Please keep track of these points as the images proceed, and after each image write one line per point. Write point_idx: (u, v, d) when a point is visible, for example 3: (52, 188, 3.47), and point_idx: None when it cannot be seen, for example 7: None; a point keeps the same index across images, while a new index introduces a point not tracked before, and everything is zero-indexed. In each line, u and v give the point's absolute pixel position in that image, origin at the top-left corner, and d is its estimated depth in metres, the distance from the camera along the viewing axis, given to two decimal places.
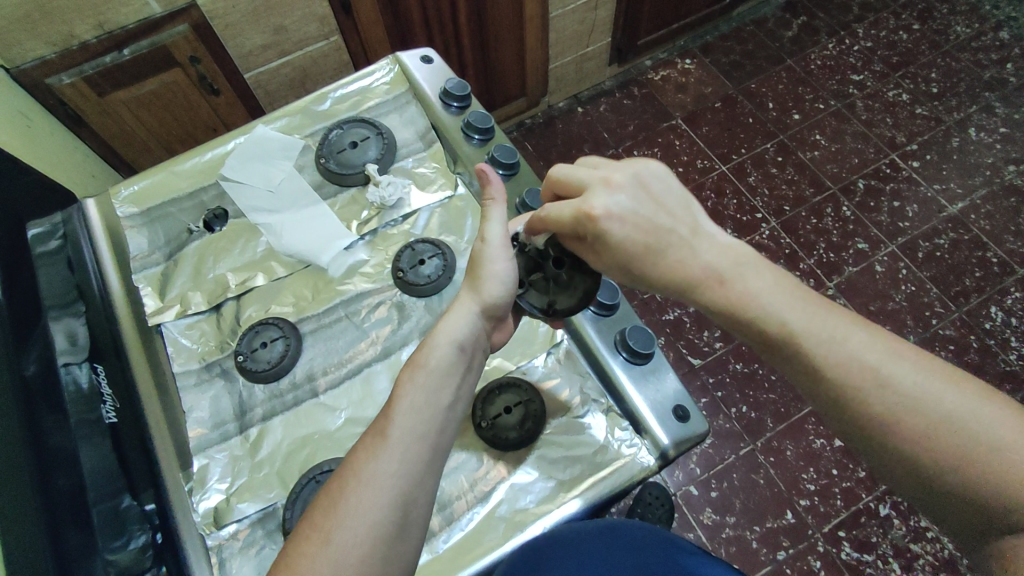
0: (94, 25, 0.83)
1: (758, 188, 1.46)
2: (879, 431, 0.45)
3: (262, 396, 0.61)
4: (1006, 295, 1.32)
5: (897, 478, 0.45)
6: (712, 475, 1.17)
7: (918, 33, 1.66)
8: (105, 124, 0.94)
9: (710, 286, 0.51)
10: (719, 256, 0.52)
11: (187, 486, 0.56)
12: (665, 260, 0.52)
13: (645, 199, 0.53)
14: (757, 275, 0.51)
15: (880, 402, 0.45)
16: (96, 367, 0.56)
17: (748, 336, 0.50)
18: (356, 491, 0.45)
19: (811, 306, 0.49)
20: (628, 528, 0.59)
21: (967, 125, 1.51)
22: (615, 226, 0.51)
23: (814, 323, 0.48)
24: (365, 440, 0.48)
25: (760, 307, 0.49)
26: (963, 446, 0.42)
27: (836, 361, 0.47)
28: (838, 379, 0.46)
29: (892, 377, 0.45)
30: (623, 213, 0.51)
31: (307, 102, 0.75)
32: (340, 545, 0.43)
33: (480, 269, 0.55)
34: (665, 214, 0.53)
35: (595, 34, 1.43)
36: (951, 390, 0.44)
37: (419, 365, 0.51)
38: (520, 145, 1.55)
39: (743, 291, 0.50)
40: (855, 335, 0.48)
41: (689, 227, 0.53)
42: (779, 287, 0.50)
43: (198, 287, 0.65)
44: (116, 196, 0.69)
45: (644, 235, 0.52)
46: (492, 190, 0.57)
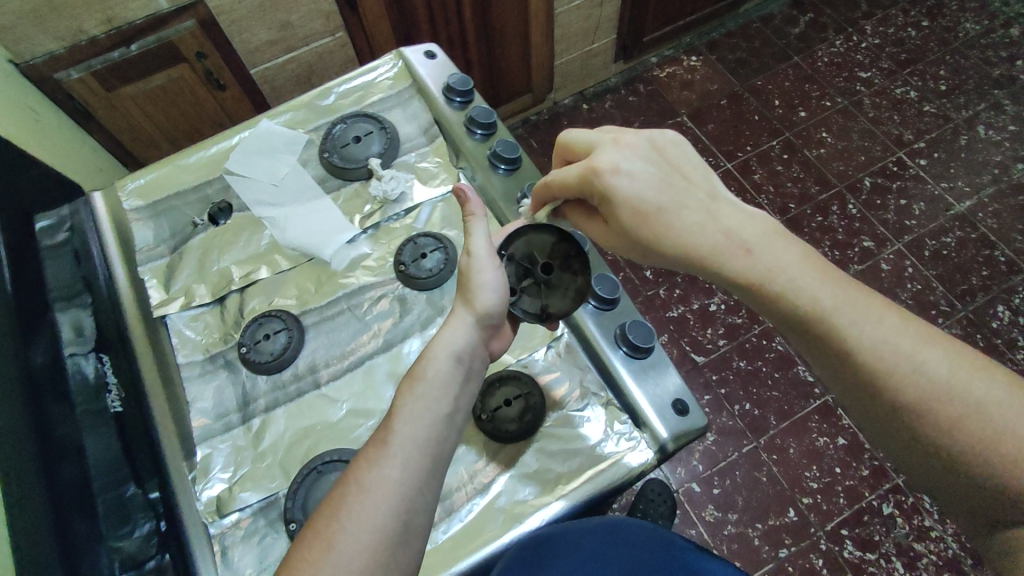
0: (102, 20, 0.84)
1: (763, 185, 1.45)
2: (904, 418, 0.45)
3: (265, 386, 0.61)
4: (1013, 294, 1.31)
5: (914, 463, 0.46)
6: (714, 472, 1.17)
7: (927, 30, 1.65)
8: (112, 118, 0.95)
9: (728, 253, 0.51)
10: (741, 225, 0.52)
11: (192, 474, 0.56)
12: (673, 220, 0.53)
13: (659, 161, 0.55)
14: (785, 250, 0.50)
15: (910, 388, 0.44)
16: (102, 358, 0.57)
17: (777, 312, 0.50)
18: (358, 499, 0.45)
19: (843, 286, 0.49)
20: (628, 526, 0.60)
21: (976, 123, 1.50)
22: (623, 181, 0.53)
23: (847, 302, 0.48)
24: (367, 448, 0.48)
25: (790, 281, 0.49)
26: (995, 433, 0.42)
27: (870, 342, 0.46)
28: (868, 360, 0.46)
29: (922, 363, 0.45)
30: (631, 168, 0.54)
31: (311, 97, 0.76)
32: (343, 552, 0.43)
33: (471, 281, 0.55)
34: (680, 179, 0.54)
35: (600, 31, 1.42)
36: (979, 377, 0.44)
37: (418, 376, 0.50)
38: (525, 141, 1.55)
39: (771, 263, 0.50)
40: (886, 317, 0.47)
41: (704, 194, 0.54)
42: (808, 263, 0.50)
43: (202, 280, 0.66)
44: (121, 188, 0.70)
45: (658, 192, 0.53)
46: (471, 205, 0.57)
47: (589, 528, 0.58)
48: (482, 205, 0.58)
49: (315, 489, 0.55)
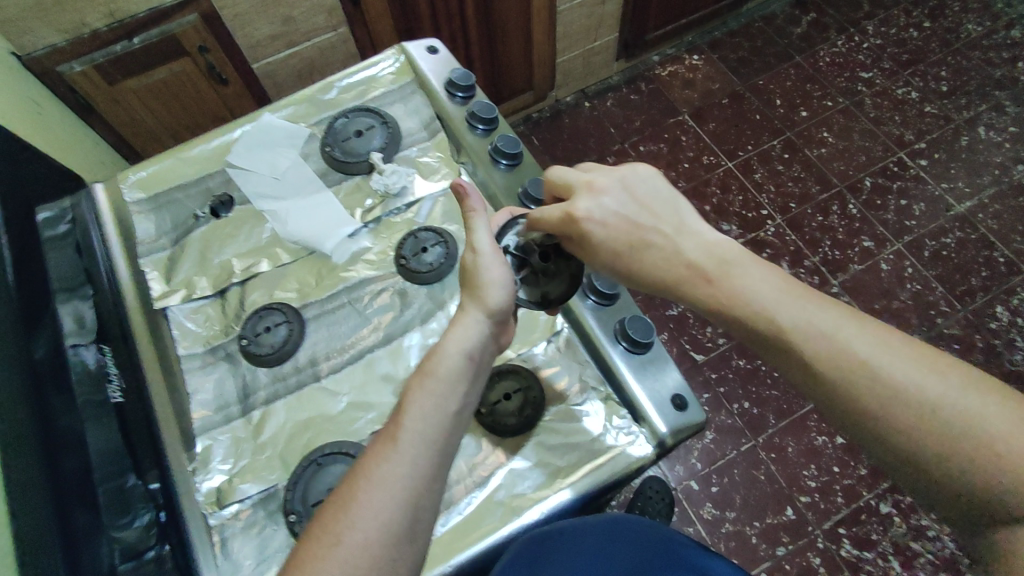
0: (105, 13, 0.84)
1: (764, 184, 1.45)
2: (871, 420, 0.44)
3: (265, 379, 0.61)
4: (1013, 295, 1.31)
5: (891, 469, 0.45)
6: (712, 470, 1.17)
7: (929, 30, 1.65)
8: (115, 112, 0.95)
9: (692, 282, 0.53)
10: (702, 254, 0.53)
11: (192, 466, 0.57)
12: (645, 257, 0.55)
13: (627, 201, 0.56)
14: (742, 271, 0.52)
15: (874, 391, 0.44)
16: (103, 349, 0.57)
17: (739, 331, 0.51)
18: (365, 494, 0.45)
19: (801, 299, 0.49)
20: (629, 523, 0.61)
21: (977, 124, 1.50)
22: (598, 225, 0.55)
23: (804, 317, 0.48)
24: (375, 443, 0.48)
25: (750, 305, 0.50)
26: (960, 436, 0.41)
27: (827, 350, 0.46)
28: (826, 369, 0.46)
29: (885, 366, 0.45)
30: (604, 213, 0.55)
31: (313, 91, 0.76)
32: (349, 547, 0.43)
33: (477, 278, 0.55)
34: (648, 217, 0.56)
35: (602, 29, 1.42)
36: (945, 380, 0.43)
37: (428, 372, 0.50)
38: (526, 139, 1.55)
39: (731, 288, 0.51)
40: (847, 327, 0.47)
41: (671, 229, 0.55)
42: (768, 281, 0.51)
43: (203, 272, 0.66)
44: (124, 180, 0.70)
45: (629, 234, 0.55)
46: (472, 202, 0.57)
47: (590, 526, 0.59)
48: (481, 201, 0.58)
49: (314, 481, 0.55)
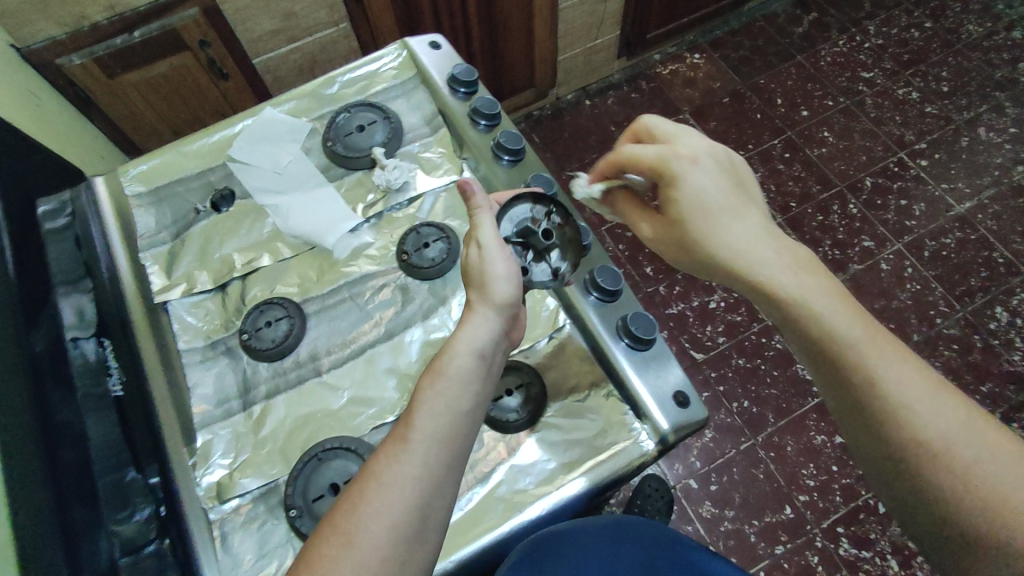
0: (105, 6, 0.84)
1: (764, 183, 1.45)
2: (913, 452, 0.46)
3: (266, 373, 0.61)
4: (1012, 295, 1.31)
5: (904, 496, 0.47)
6: (711, 469, 1.17)
7: (930, 31, 1.65)
8: (114, 106, 0.95)
9: (773, 269, 0.52)
10: (782, 256, 0.53)
11: (192, 460, 0.57)
12: (726, 225, 0.54)
13: (726, 169, 0.57)
14: (822, 283, 0.52)
15: (923, 424, 0.46)
16: (104, 343, 0.57)
17: (804, 336, 0.51)
18: (378, 494, 0.45)
19: (870, 327, 0.50)
20: (634, 524, 0.61)
21: (977, 124, 1.50)
22: (698, 176, 0.55)
23: (872, 342, 0.49)
24: (386, 443, 0.48)
25: (824, 314, 0.50)
26: (984, 486, 0.43)
27: (891, 376, 0.48)
28: (888, 392, 0.47)
29: (937, 404, 0.47)
30: (708, 170, 0.56)
31: (314, 86, 0.75)
32: (361, 547, 0.42)
33: (483, 273, 0.54)
34: (743, 196, 0.56)
35: (603, 27, 1.42)
36: (982, 438, 0.45)
37: (439, 371, 0.50)
38: (527, 136, 1.55)
39: (806, 294, 0.51)
40: (909, 361, 0.49)
41: (758, 214, 0.55)
42: (841, 302, 0.51)
43: (203, 267, 0.66)
44: (124, 174, 0.70)
45: (726, 198, 0.55)
46: (476, 198, 0.57)
47: (597, 526, 0.59)
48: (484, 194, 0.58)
49: (315, 477, 0.55)
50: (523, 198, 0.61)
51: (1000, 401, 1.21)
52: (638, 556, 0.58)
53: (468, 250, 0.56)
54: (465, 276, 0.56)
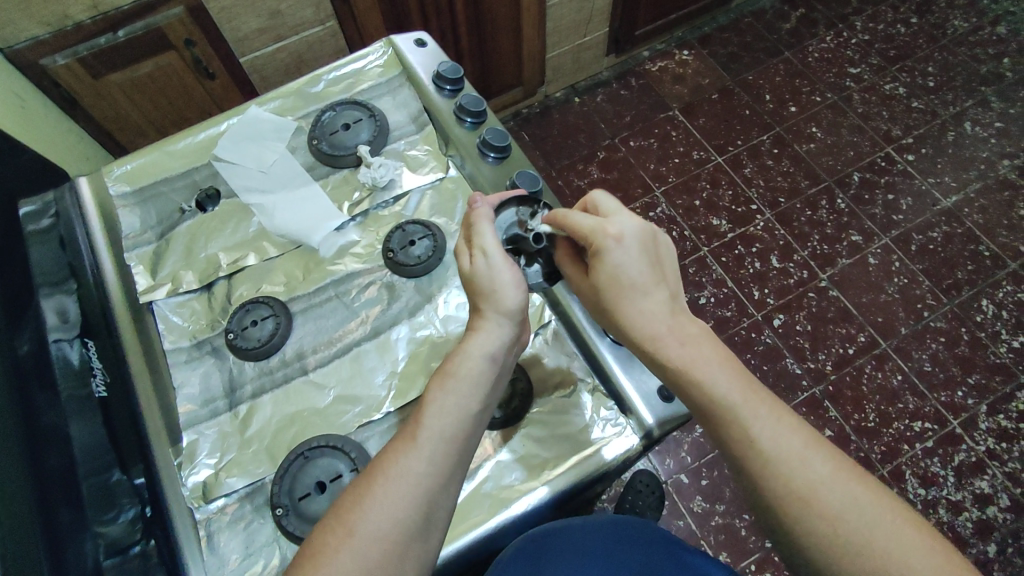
0: (88, 5, 0.83)
1: (753, 179, 1.46)
2: (795, 512, 0.46)
3: (252, 372, 0.61)
4: (997, 288, 1.32)
5: (788, 550, 0.47)
6: (702, 463, 1.18)
7: (916, 27, 1.66)
8: (99, 106, 0.94)
9: (666, 341, 0.51)
10: (675, 321, 0.52)
11: (177, 461, 0.57)
12: (635, 304, 0.52)
13: (649, 250, 0.54)
14: (708, 350, 0.51)
15: (802, 483, 0.46)
16: (87, 343, 0.57)
17: (688, 400, 0.51)
18: (383, 487, 0.47)
19: (749, 389, 0.50)
20: (636, 525, 0.61)
21: (963, 119, 1.52)
22: (619, 255, 0.53)
23: (751, 404, 0.49)
24: (396, 440, 0.50)
25: (707, 378, 0.50)
26: (859, 546, 0.44)
27: (769, 437, 0.48)
28: (767, 454, 0.47)
29: (812, 461, 0.47)
30: (630, 248, 0.53)
31: (300, 84, 0.75)
32: (363, 538, 0.45)
33: (491, 281, 0.54)
34: (658, 272, 0.54)
35: (592, 24, 1.42)
36: (860, 497, 0.46)
37: (450, 372, 0.52)
38: (517, 134, 1.55)
39: (692, 360, 0.50)
40: (786, 420, 0.49)
41: (667, 291, 0.54)
42: (723, 366, 0.51)
43: (189, 266, 0.66)
44: (108, 174, 0.69)
45: (638, 275, 0.53)
46: (477, 211, 0.58)
47: (597, 526, 0.60)
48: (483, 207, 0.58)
49: (302, 475, 0.55)
50: (507, 204, 0.62)
51: (986, 393, 1.23)
52: (636, 559, 0.59)
53: (472, 260, 0.56)
54: (471, 285, 0.55)
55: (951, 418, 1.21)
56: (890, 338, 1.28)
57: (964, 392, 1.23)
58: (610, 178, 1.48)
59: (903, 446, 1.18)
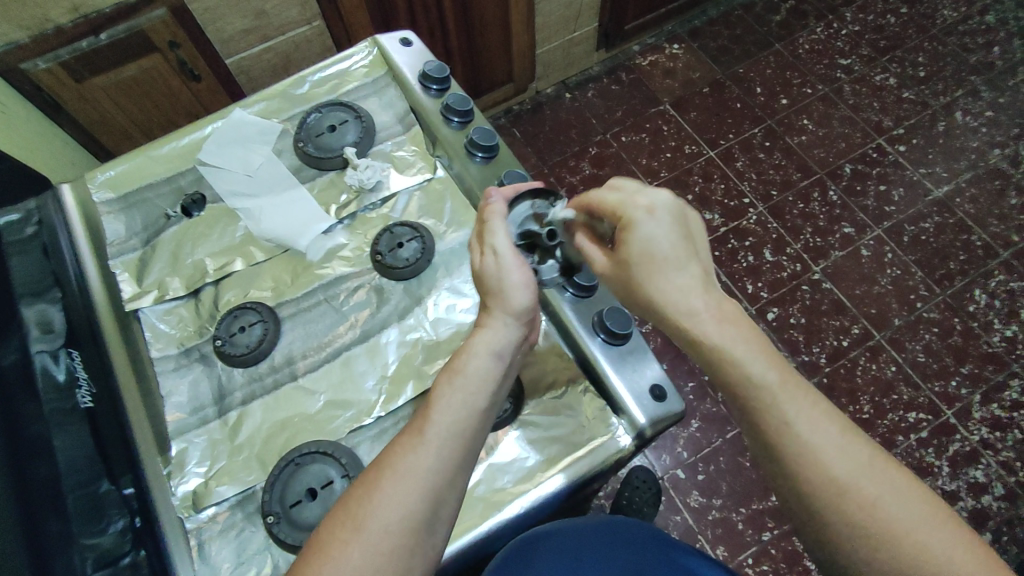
0: (68, 8, 0.82)
1: (745, 172, 1.46)
2: (830, 497, 0.45)
3: (241, 379, 0.61)
4: (990, 278, 1.33)
5: (815, 537, 0.47)
6: (699, 458, 1.18)
7: (906, 17, 1.66)
8: (83, 110, 0.93)
9: (705, 321, 0.50)
10: (715, 301, 0.51)
11: (166, 470, 0.56)
12: (668, 278, 0.51)
13: (682, 222, 0.52)
14: (747, 331, 0.50)
15: (837, 469, 0.46)
16: (72, 353, 0.55)
17: (724, 380, 0.49)
18: (390, 483, 0.46)
19: (786, 372, 0.49)
20: (628, 525, 0.60)
21: (954, 109, 1.52)
22: (650, 226, 0.51)
23: (788, 388, 0.48)
24: (402, 436, 0.49)
25: (746, 360, 0.48)
26: (888, 531, 0.44)
27: (807, 426, 0.47)
28: (802, 439, 0.47)
29: (847, 448, 0.46)
30: (663, 218, 0.51)
31: (285, 86, 0.74)
32: (370, 534, 0.44)
33: (501, 280, 0.54)
34: (692, 245, 0.52)
35: (581, 20, 1.42)
36: (890, 483, 0.45)
37: (457, 369, 0.52)
38: (508, 131, 1.54)
39: (730, 341, 0.49)
40: (821, 408, 0.48)
41: (701, 267, 0.52)
42: (760, 348, 0.49)
43: (175, 273, 0.65)
44: (92, 181, 0.68)
45: (674, 247, 0.51)
46: (491, 210, 0.57)
47: (586, 527, 0.59)
48: (497, 207, 0.58)
49: (292, 482, 0.55)
50: (523, 198, 0.61)
51: (979, 382, 1.23)
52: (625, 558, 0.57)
53: (482, 257, 0.56)
54: (479, 283, 0.56)
55: (945, 409, 1.21)
56: (884, 330, 1.28)
57: (958, 382, 1.23)
58: (602, 174, 1.47)
59: (898, 437, 1.19)
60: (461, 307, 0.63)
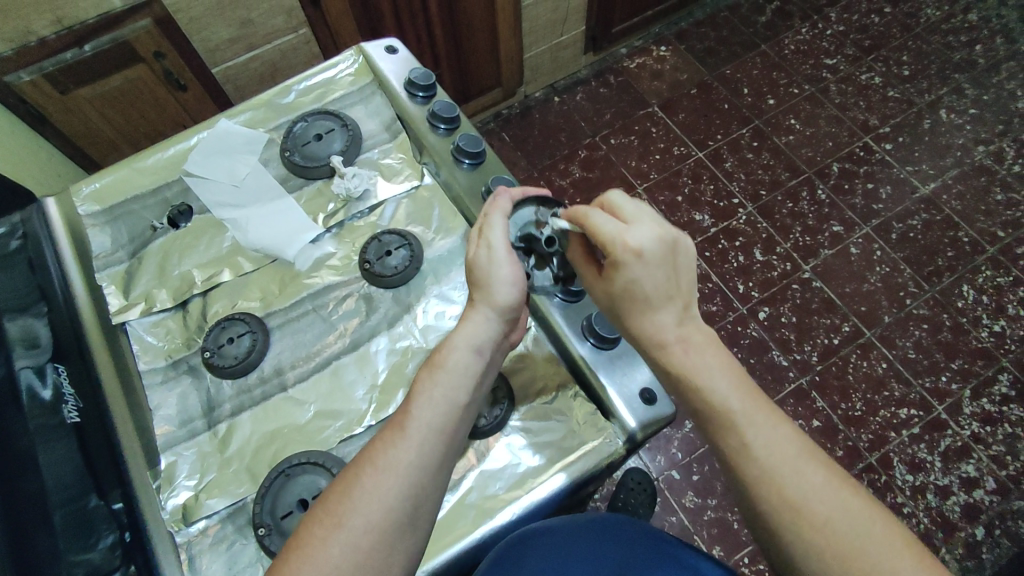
0: (52, 20, 0.82)
1: (734, 173, 1.46)
2: (783, 514, 0.46)
3: (230, 391, 0.60)
4: (977, 274, 1.34)
5: (778, 558, 0.47)
6: (693, 458, 1.18)
7: (889, 16, 1.67)
8: (69, 122, 0.92)
9: (673, 348, 0.52)
10: (684, 330, 0.52)
11: (155, 484, 0.56)
12: (647, 316, 0.53)
13: (669, 262, 0.52)
14: (712, 357, 0.51)
15: (793, 492, 0.46)
16: (59, 368, 0.55)
17: (686, 401, 0.51)
18: (372, 478, 0.46)
19: (749, 394, 0.50)
20: (619, 523, 0.58)
21: (939, 107, 1.53)
22: (636, 270, 0.51)
23: (749, 409, 0.49)
24: (383, 432, 0.49)
25: (707, 384, 0.50)
26: (844, 553, 0.43)
27: (765, 446, 0.48)
28: (760, 459, 0.47)
29: (806, 469, 0.47)
30: (649, 262, 0.51)
31: (270, 95, 0.74)
32: (352, 529, 0.44)
33: (486, 276, 0.54)
34: (678, 281, 0.53)
35: (568, 24, 1.42)
36: (849, 506, 0.45)
37: (438, 364, 0.52)
38: (497, 135, 1.54)
39: (693, 366, 0.51)
40: (783, 429, 0.49)
41: (682, 303, 0.53)
42: (724, 373, 0.51)
43: (162, 285, 0.65)
44: (77, 194, 0.68)
45: (658, 290, 0.52)
46: (494, 206, 0.58)
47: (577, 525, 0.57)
48: (501, 204, 0.58)
49: (283, 493, 0.55)
50: (528, 202, 0.61)
51: (969, 377, 1.24)
52: (616, 555, 0.55)
53: (476, 249, 0.56)
54: (471, 273, 0.56)
55: (936, 404, 1.22)
56: (874, 327, 1.29)
57: (948, 377, 1.24)
58: (592, 176, 1.47)
59: (890, 434, 1.19)
60: (450, 314, 0.63)
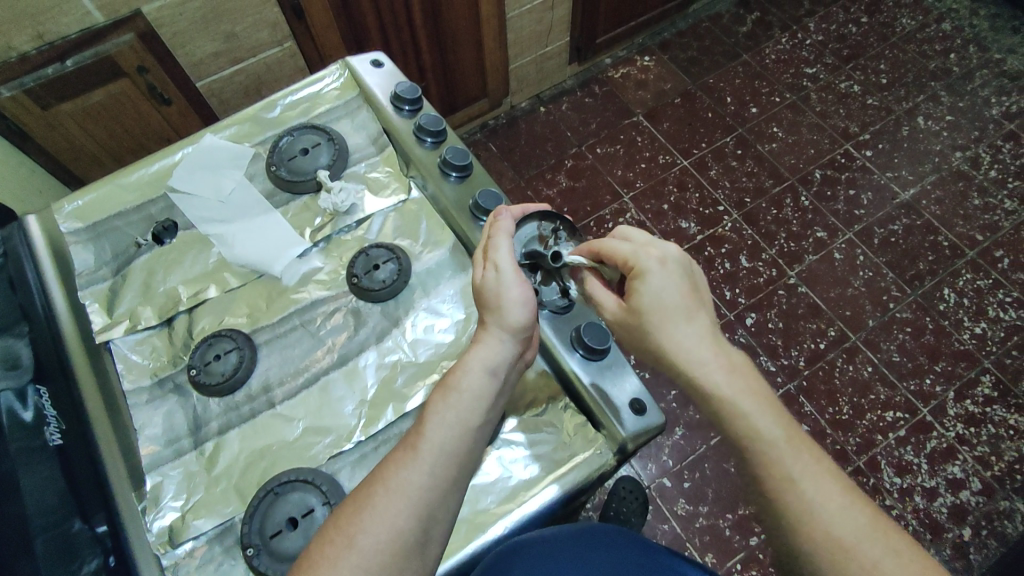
0: (33, 35, 0.81)
1: (719, 180, 1.48)
2: (829, 555, 0.46)
3: (218, 409, 0.60)
4: (957, 277, 1.36)
5: None
6: (684, 466, 1.18)
7: (866, 26, 1.71)
8: (51, 138, 0.91)
9: (712, 371, 0.52)
10: (719, 357, 0.53)
11: (142, 504, 0.55)
12: (676, 329, 0.53)
13: (689, 275, 0.56)
14: (751, 385, 0.52)
15: (838, 529, 0.46)
16: (41, 390, 0.53)
17: (726, 432, 0.52)
18: (383, 499, 0.46)
19: (790, 429, 0.51)
20: (605, 530, 0.58)
21: (916, 114, 1.56)
22: (660, 276, 0.54)
23: (790, 444, 0.50)
24: (397, 451, 0.49)
25: (748, 415, 0.51)
26: None
27: (809, 481, 0.48)
28: (804, 494, 0.48)
29: (848, 506, 0.47)
30: (671, 271, 0.55)
31: (256, 110, 0.74)
32: (362, 551, 0.44)
33: (500, 296, 0.55)
34: (698, 296, 0.56)
35: (553, 35, 1.44)
36: (892, 549, 0.45)
37: (452, 386, 0.52)
38: (484, 146, 1.55)
39: (734, 396, 0.51)
40: (824, 464, 0.49)
41: (708, 320, 0.55)
42: (764, 405, 0.51)
43: (147, 302, 0.64)
44: (58, 211, 0.67)
45: (684, 300, 0.54)
46: (498, 227, 0.59)
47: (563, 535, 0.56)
48: (506, 225, 0.59)
49: (273, 512, 0.54)
50: (529, 217, 0.63)
51: (953, 379, 1.26)
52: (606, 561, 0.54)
53: (484, 273, 0.57)
54: (479, 297, 0.56)
55: (921, 406, 1.23)
56: (859, 331, 1.31)
57: (932, 379, 1.26)
58: (578, 186, 1.48)
59: (877, 437, 1.21)
60: (439, 327, 0.63)
